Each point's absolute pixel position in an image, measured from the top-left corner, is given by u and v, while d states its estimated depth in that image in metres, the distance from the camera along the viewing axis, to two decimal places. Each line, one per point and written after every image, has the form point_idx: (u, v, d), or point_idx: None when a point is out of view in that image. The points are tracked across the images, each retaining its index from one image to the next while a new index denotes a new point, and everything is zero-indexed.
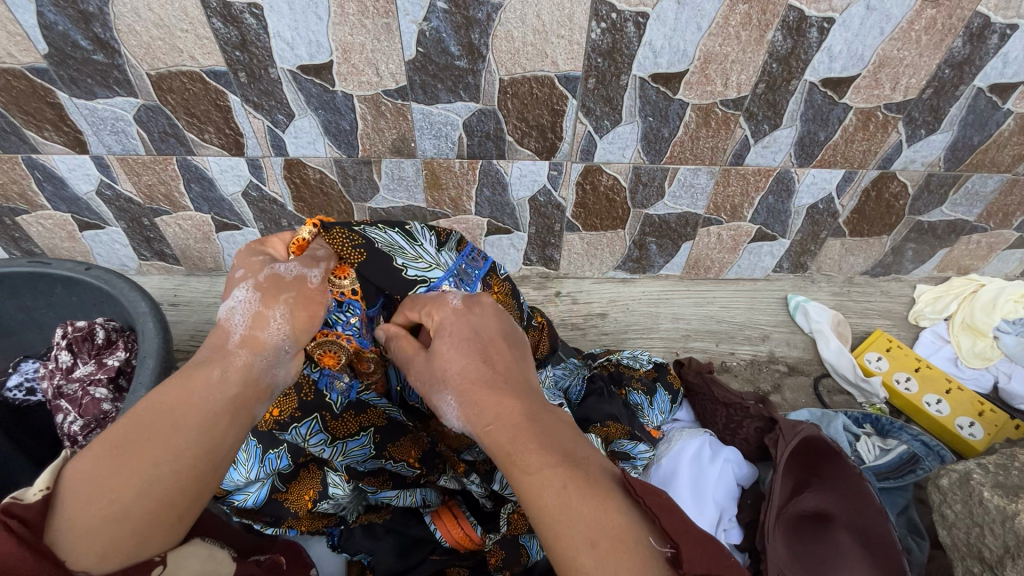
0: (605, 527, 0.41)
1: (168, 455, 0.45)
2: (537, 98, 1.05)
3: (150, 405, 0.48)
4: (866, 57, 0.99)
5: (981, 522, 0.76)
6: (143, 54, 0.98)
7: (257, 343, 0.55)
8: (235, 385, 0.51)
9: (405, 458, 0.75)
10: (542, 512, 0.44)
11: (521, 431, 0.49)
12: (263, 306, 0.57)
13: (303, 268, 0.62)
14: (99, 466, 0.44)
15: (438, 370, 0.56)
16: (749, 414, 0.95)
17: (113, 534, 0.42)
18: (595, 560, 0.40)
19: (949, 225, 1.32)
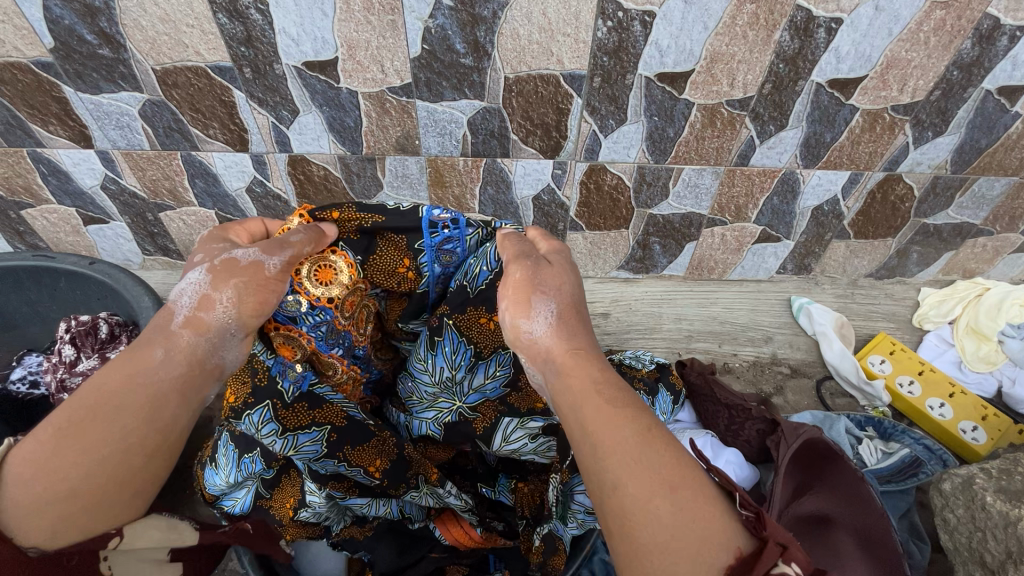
0: (684, 475, 0.41)
1: (112, 443, 0.43)
2: (542, 97, 1.05)
3: (92, 388, 0.44)
4: (874, 58, 0.98)
5: (983, 527, 0.75)
6: (149, 48, 0.98)
7: (202, 326, 0.51)
8: (180, 366, 0.48)
9: (366, 465, 0.69)
10: (616, 454, 0.42)
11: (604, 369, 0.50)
12: (211, 289, 0.52)
13: (261, 254, 0.56)
14: (37, 448, 0.41)
15: (546, 282, 0.58)
16: (751, 415, 0.95)
17: (63, 515, 0.42)
18: (672, 505, 0.39)
19: (955, 228, 1.31)
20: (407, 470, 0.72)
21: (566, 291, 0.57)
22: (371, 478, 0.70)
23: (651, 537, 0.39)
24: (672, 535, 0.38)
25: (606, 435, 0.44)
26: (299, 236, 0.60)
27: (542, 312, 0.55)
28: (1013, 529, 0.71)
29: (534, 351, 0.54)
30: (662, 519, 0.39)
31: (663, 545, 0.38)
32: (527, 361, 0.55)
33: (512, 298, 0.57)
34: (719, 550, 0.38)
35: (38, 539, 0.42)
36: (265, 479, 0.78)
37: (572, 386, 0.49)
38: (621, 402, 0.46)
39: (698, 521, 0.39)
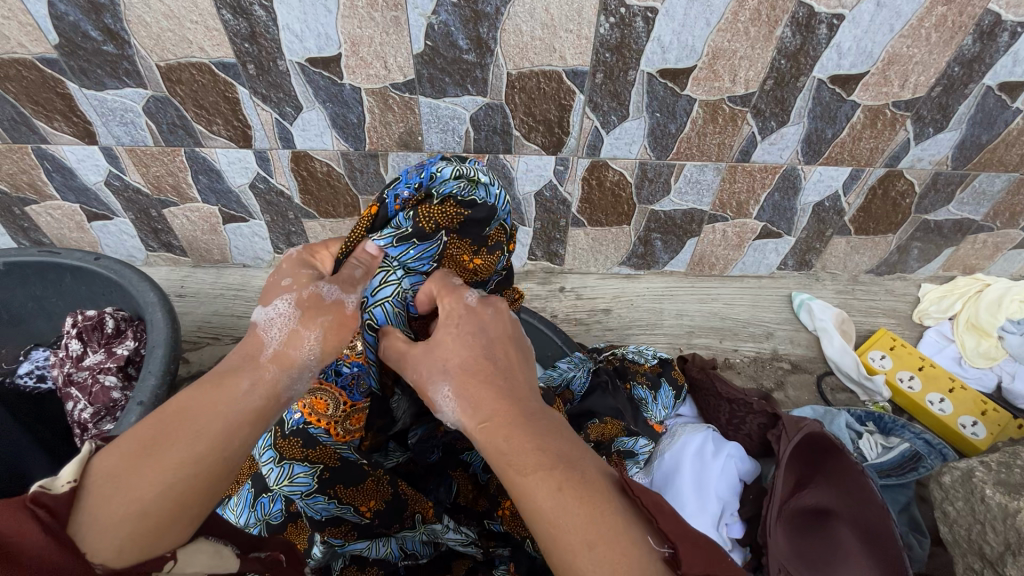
0: (604, 528, 0.42)
1: (188, 460, 0.46)
2: (545, 93, 1.05)
3: (178, 407, 0.48)
4: (875, 54, 0.99)
5: (982, 519, 0.76)
6: (153, 45, 0.98)
7: (286, 359, 0.56)
8: (259, 398, 0.52)
9: (356, 504, 0.74)
10: (541, 518, 0.43)
11: (515, 429, 0.48)
12: (299, 325, 0.59)
13: (342, 294, 0.65)
14: (125, 458, 0.45)
15: (438, 361, 0.55)
16: (752, 409, 0.95)
17: (135, 528, 0.43)
18: (594, 563, 0.40)
19: (955, 224, 1.32)
20: (403, 509, 0.78)
21: (455, 353, 0.55)
22: (361, 517, 0.74)
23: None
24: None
25: (525, 498, 0.45)
26: (358, 271, 0.69)
27: (444, 397, 0.53)
28: (1012, 522, 0.72)
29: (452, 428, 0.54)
30: (589, 574, 0.40)
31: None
32: None
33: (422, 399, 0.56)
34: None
35: (106, 554, 0.43)
36: (272, 523, 0.78)
37: None
38: (537, 459, 0.46)
39: (619, 572, 0.39)
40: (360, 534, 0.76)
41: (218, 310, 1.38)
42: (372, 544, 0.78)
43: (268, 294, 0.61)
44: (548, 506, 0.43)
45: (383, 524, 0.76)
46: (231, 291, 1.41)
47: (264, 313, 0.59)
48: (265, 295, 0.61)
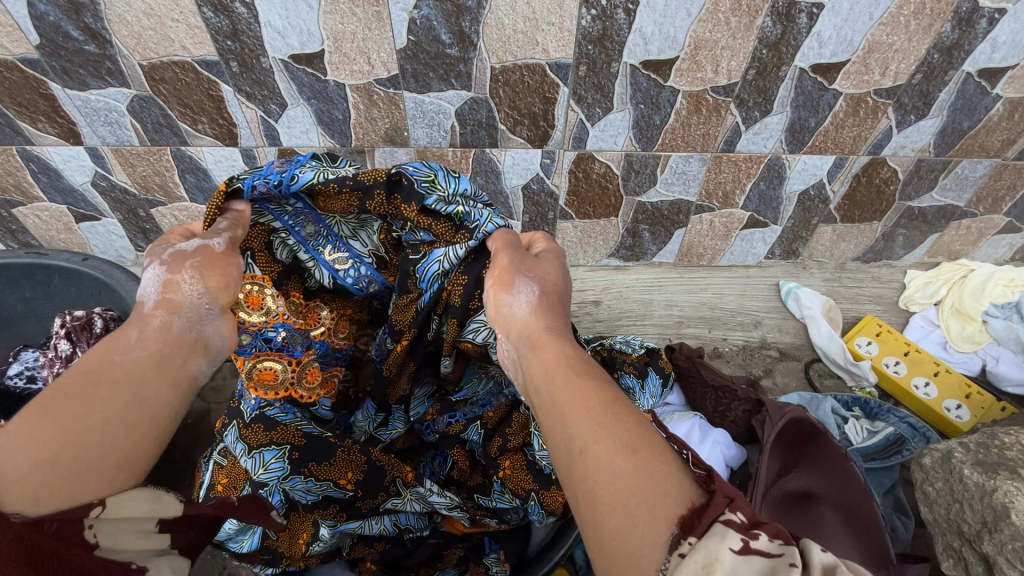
0: (647, 439, 0.44)
1: (86, 408, 0.47)
2: (529, 86, 1.05)
3: (72, 369, 0.49)
4: (855, 42, 0.99)
5: (961, 498, 0.78)
6: (135, 44, 0.98)
7: (172, 304, 0.56)
8: (153, 344, 0.53)
9: (333, 478, 0.76)
10: (587, 420, 0.46)
11: (577, 361, 0.54)
12: (170, 273, 0.57)
13: (205, 238, 0.60)
14: (22, 416, 0.45)
15: (540, 271, 0.65)
16: (738, 396, 0.97)
17: (43, 475, 0.44)
18: (632, 463, 0.42)
19: (939, 211, 1.33)
20: (382, 475, 0.80)
21: (549, 276, 0.65)
22: (344, 490, 0.77)
23: (610, 488, 0.41)
24: (630, 491, 0.40)
25: (574, 402, 0.48)
26: (223, 224, 0.62)
27: (524, 292, 0.62)
28: (989, 500, 0.73)
29: (513, 325, 0.61)
30: (623, 476, 0.41)
31: (621, 501, 0.40)
32: (503, 336, 0.62)
33: (495, 279, 0.64)
34: (671, 502, 0.39)
35: (22, 505, 0.43)
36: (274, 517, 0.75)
37: (544, 368, 0.55)
38: (594, 380, 0.51)
39: (651, 476, 0.41)
40: (351, 515, 0.79)
41: None
42: (366, 522, 0.81)
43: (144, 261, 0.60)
44: (595, 411, 0.47)
45: (367, 494, 0.79)
46: None
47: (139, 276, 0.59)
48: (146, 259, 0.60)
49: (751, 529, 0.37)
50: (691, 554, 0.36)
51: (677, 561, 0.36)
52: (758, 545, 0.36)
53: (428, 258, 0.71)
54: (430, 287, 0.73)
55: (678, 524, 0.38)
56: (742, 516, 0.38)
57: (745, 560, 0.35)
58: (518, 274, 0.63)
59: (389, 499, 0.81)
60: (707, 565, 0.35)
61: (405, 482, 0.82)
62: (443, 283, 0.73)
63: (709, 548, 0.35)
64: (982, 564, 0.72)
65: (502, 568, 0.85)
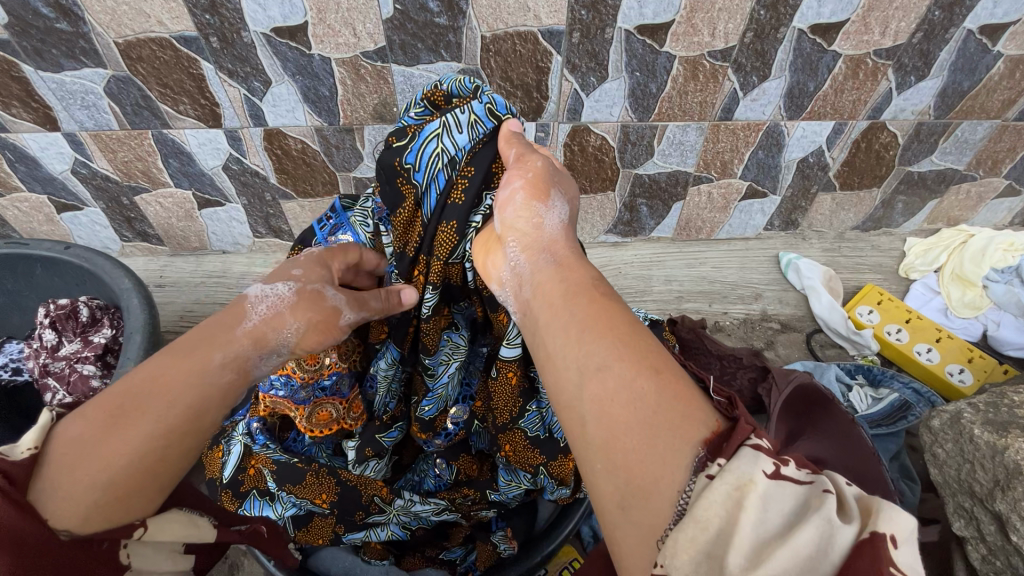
0: (672, 365, 0.41)
1: (151, 433, 0.47)
2: (521, 55, 1.02)
3: (150, 378, 0.49)
4: (855, 0, 0.97)
5: (972, 458, 0.77)
6: (109, 20, 0.94)
7: (262, 338, 0.56)
8: (230, 375, 0.53)
9: (310, 497, 0.75)
10: (607, 338, 0.43)
11: (598, 282, 0.50)
12: (287, 311, 0.58)
13: (347, 304, 0.61)
14: (94, 421, 0.46)
15: (569, 187, 0.60)
16: (743, 364, 0.98)
17: (99, 497, 0.45)
18: (658, 387, 0.39)
19: (939, 175, 1.31)
20: (358, 495, 0.77)
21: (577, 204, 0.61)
22: (321, 509, 0.76)
23: (632, 410, 0.38)
24: (653, 411, 0.37)
25: (596, 320, 0.44)
26: (378, 303, 0.61)
27: (556, 206, 0.58)
28: (1000, 458, 0.73)
29: (537, 239, 0.56)
30: (645, 396, 0.38)
31: (643, 422, 0.37)
32: (519, 245, 0.55)
33: (529, 184, 0.57)
34: (695, 425, 0.36)
35: (70, 523, 0.44)
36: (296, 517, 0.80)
37: (566, 284, 0.49)
38: (615, 301, 0.47)
39: (676, 401, 0.38)
40: (350, 526, 0.81)
41: (200, 297, 1.35)
42: (369, 531, 0.82)
43: (275, 274, 0.61)
44: (616, 330, 0.43)
45: (344, 512, 0.77)
46: (212, 278, 1.38)
47: (261, 286, 0.59)
48: (272, 274, 0.61)
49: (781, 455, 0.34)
50: (721, 474, 0.32)
51: (704, 483, 0.33)
52: (788, 472, 0.33)
53: (422, 139, 0.62)
54: (432, 182, 0.62)
55: (705, 447, 0.35)
56: (768, 442, 0.34)
57: (778, 485, 0.32)
58: (552, 184, 0.58)
59: (376, 514, 0.80)
60: (739, 486, 0.31)
61: (383, 498, 0.78)
62: (450, 177, 0.62)
63: (741, 470, 0.32)
64: (995, 522, 0.72)
65: (511, 545, 0.84)
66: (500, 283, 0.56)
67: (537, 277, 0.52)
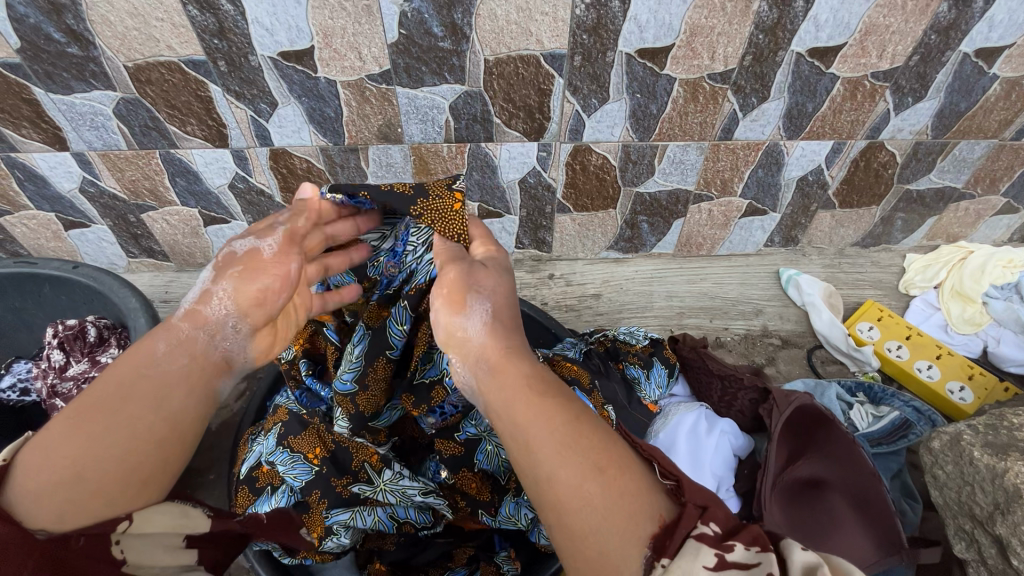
0: (613, 458, 0.47)
1: (113, 425, 0.53)
2: (523, 77, 1.04)
3: (109, 378, 0.56)
4: (852, 25, 0.98)
5: (971, 481, 0.77)
6: (119, 45, 0.96)
7: (199, 319, 0.63)
8: (184, 359, 0.60)
9: (304, 450, 0.83)
10: (550, 449, 0.47)
11: (533, 383, 0.53)
12: (211, 283, 0.65)
13: (257, 242, 0.68)
14: (61, 432, 0.52)
15: (484, 284, 0.63)
16: (744, 385, 0.98)
17: (70, 490, 0.51)
18: (602, 487, 0.45)
19: (937, 193, 1.33)
20: (348, 458, 0.83)
21: (499, 291, 0.63)
22: (310, 464, 0.82)
23: (586, 514, 0.44)
24: (602, 514, 0.44)
25: (537, 429, 0.49)
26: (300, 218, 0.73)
27: (477, 310, 0.61)
28: (1000, 481, 0.73)
29: (469, 350, 0.59)
30: (592, 500, 0.44)
31: (595, 527, 0.43)
32: (457, 360, 0.60)
33: (445, 300, 0.62)
34: (643, 521, 0.43)
35: (48, 521, 0.50)
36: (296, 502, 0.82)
37: (505, 394, 0.53)
38: (554, 401, 0.51)
39: (624, 497, 0.44)
40: (333, 502, 0.81)
41: None
42: (355, 514, 0.82)
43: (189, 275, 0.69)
44: (556, 436, 0.48)
45: (333, 474, 0.82)
46: None
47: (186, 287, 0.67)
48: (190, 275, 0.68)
49: (723, 542, 0.41)
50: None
51: None
52: (734, 557, 0.40)
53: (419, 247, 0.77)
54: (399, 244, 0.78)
55: (650, 545, 0.42)
56: (711, 531, 0.42)
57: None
58: (466, 293, 0.62)
59: (363, 487, 0.82)
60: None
61: (374, 466, 0.82)
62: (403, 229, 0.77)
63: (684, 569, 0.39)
64: (995, 545, 0.73)
65: (513, 566, 0.86)
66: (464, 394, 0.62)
67: (483, 395, 0.56)
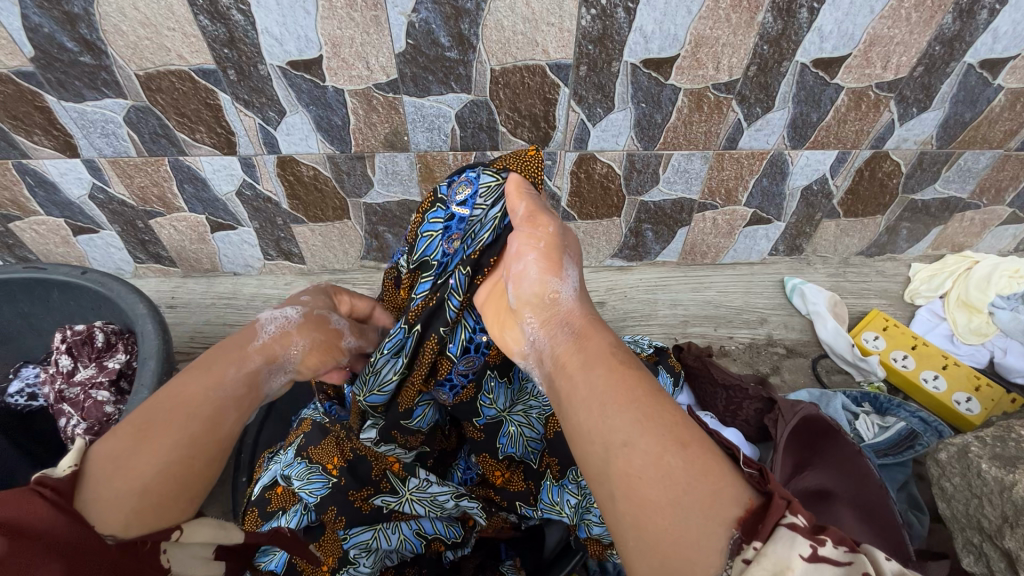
0: (694, 436, 0.45)
1: (179, 440, 0.53)
2: (529, 87, 1.05)
3: (173, 392, 0.55)
4: (856, 36, 0.99)
5: (979, 493, 0.77)
6: (131, 54, 0.97)
7: (272, 354, 0.65)
8: (243, 386, 0.59)
9: (324, 461, 0.83)
10: (629, 413, 0.46)
11: (615, 354, 0.53)
12: (293, 332, 0.69)
13: (346, 330, 0.77)
14: (127, 444, 0.52)
15: (575, 254, 0.65)
16: (749, 394, 0.97)
17: (140, 501, 0.50)
18: (684, 461, 0.43)
19: (942, 203, 1.33)
20: (369, 470, 0.83)
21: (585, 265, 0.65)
22: (330, 475, 0.82)
23: (664, 489, 0.42)
24: (681, 489, 0.42)
25: (616, 395, 0.48)
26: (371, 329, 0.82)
27: (568, 274, 0.62)
28: (1008, 494, 0.73)
29: (555, 312, 0.59)
30: (674, 473, 0.42)
31: (673, 500, 0.41)
32: (537, 320, 0.60)
33: (541, 255, 0.62)
34: (729, 503, 0.41)
35: (116, 528, 0.50)
36: (310, 524, 0.81)
37: (588, 355, 0.53)
38: (636, 373, 0.50)
39: (707, 476, 0.42)
40: (351, 519, 0.82)
41: (210, 318, 1.37)
42: (377, 533, 0.83)
43: (278, 305, 0.72)
44: (638, 404, 0.47)
45: (353, 485, 0.82)
46: (222, 300, 1.40)
47: (270, 313, 0.70)
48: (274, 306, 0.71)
49: (816, 535, 0.39)
50: (758, 559, 0.38)
51: (740, 567, 0.38)
52: (826, 552, 0.38)
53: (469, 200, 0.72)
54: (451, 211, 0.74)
55: (738, 526, 0.40)
56: (803, 519, 0.40)
57: (816, 568, 0.37)
58: (564, 254, 0.63)
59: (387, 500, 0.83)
60: (778, 572, 0.37)
61: (396, 474, 0.83)
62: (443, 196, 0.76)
63: (779, 556, 0.37)
64: (1004, 559, 0.71)
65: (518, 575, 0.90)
66: (527, 357, 0.61)
67: (559, 353, 0.56)
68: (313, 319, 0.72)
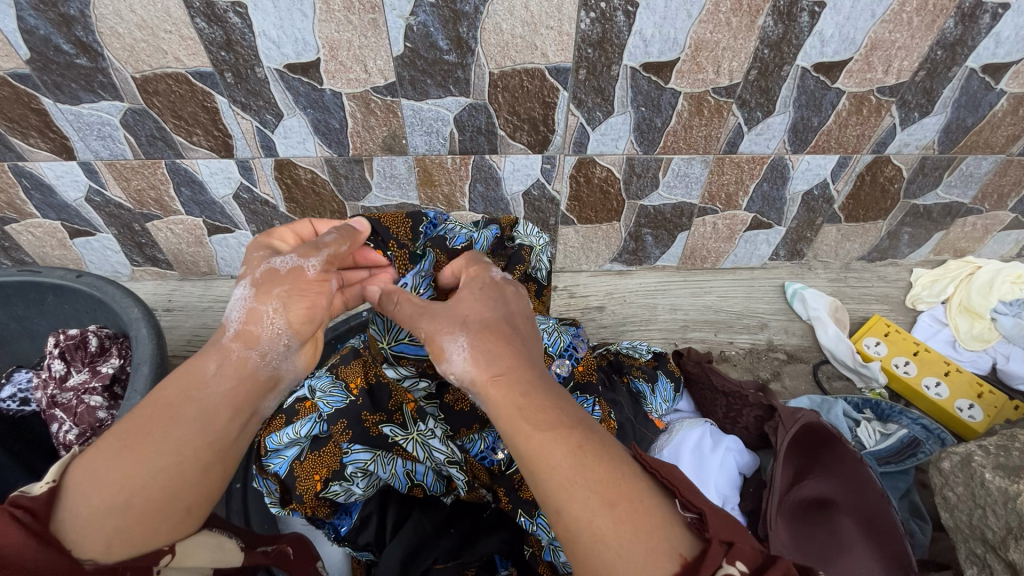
0: (621, 490, 0.46)
1: (168, 450, 0.51)
2: (528, 91, 1.04)
3: (156, 399, 0.54)
4: (858, 40, 0.98)
5: (983, 503, 0.76)
6: (128, 56, 0.97)
7: (249, 339, 0.60)
8: (230, 380, 0.57)
9: (349, 379, 0.85)
10: (553, 484, 0.47)
11: (526, 414, 0.52)
12: (257, 302, 0.61)
13: (299, 260, 0.64)
14: (110, 457, 0.51)
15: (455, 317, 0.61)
16: (749, 402, 0.96)
17: (123, 518, 0.50)
18: (613, 521, 0.44)
19: (944, 208, 1.32)
20: (387, 396, 0.83)
21: (471, 320, 0.61)
22: (349, 393, 0.83)
23: (599, 549, 0.43)
24: (616, 554, 0.43)
25: (537, 469, 0.48)
26: (331, 238, 0.68)
27: (455, 346, 0.59)
28: (1013, 505, 0.71)
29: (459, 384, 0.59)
30: (605, 537, 0.43)
31: (609, 564, 0.43)
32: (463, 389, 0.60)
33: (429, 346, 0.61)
34: (663, 559, 0.42)
35: (95, 551, 0.50)
36: (314, 440, 0.82)
37: (502, 425, 0.53)
38: (543, 440, 0.49)
39: (637, 533, 0.43)
40: (357, 437, 0.81)
41: (207, 322, 1.36)
42: (376, 459, 0.81)
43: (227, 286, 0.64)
44: (558, 473, 0.47)
45: (367, 407, 0.82)
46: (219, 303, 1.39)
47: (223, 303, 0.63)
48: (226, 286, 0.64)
49: None
50: None
51: None
52: None
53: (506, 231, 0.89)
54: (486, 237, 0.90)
55: None
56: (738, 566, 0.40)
57: None
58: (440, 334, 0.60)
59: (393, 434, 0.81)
60: None
61: (410, 410, 0.81)
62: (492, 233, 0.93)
63: None
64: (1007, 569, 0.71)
65: None
66: None
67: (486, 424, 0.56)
68: (262, 274, 0.63)
